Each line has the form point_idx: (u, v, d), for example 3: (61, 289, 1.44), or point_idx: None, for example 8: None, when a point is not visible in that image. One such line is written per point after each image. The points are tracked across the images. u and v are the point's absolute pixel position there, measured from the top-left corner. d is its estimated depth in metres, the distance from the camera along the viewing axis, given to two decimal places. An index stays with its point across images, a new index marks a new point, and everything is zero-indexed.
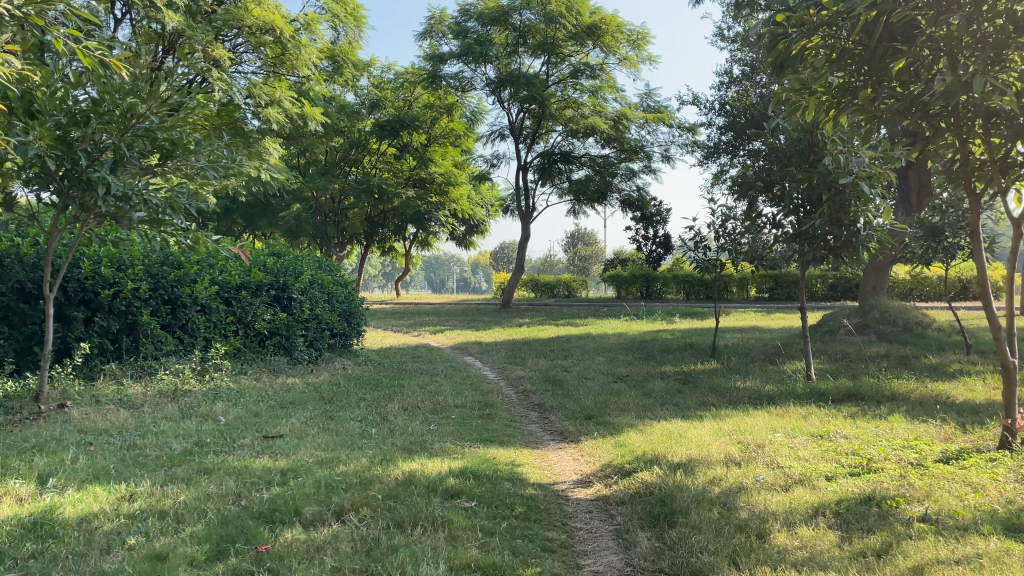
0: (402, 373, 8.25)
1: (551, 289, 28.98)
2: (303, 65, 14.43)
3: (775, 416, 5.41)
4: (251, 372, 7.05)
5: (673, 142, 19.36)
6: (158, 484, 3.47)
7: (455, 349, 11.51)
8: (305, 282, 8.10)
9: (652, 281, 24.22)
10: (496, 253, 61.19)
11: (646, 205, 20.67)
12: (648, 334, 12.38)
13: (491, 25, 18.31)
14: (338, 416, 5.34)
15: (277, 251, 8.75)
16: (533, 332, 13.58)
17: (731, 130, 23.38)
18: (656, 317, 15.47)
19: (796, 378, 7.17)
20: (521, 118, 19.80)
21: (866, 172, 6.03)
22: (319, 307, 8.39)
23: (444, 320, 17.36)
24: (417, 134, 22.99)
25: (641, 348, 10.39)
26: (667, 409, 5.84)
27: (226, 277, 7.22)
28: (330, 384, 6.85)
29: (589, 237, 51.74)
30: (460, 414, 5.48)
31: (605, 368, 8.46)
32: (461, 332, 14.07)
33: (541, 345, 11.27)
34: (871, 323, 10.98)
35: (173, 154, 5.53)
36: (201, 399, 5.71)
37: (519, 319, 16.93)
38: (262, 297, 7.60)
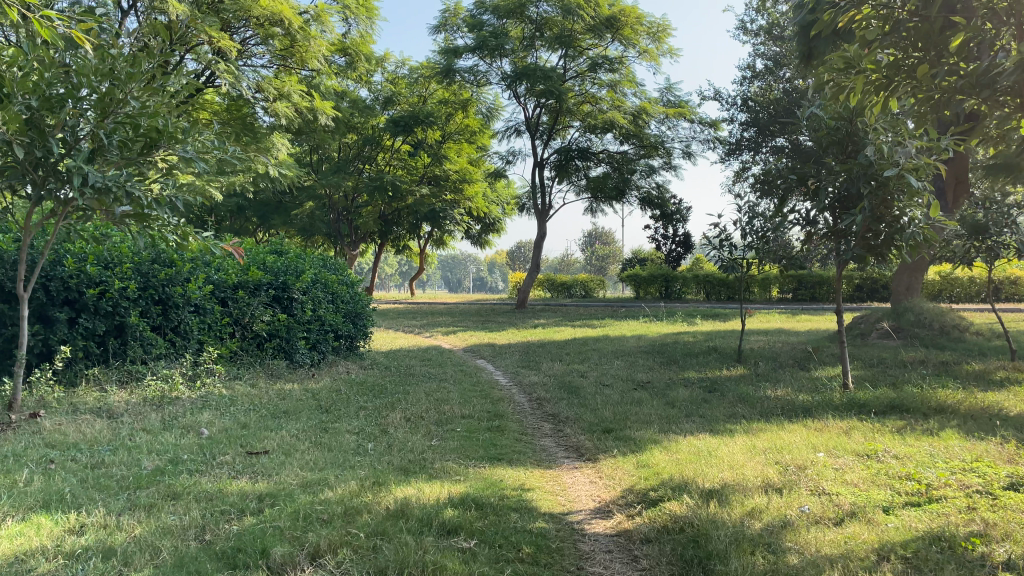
0: (409, 378, 7.80)
1: (568, 289, 28.48)
2: (312, 58, 14.09)
3: (814, 431, 4.91)
4: (246, 378, 6.61)
5: (694, 137, 18.82)
6: (114, 514, 3.02)
7: (467, 352, 11.06)
8: (307, 281, 7.67)
9: (672, 281, 23.67)
10: (513, 253, 60.76)
11: (666, 203, 20.14)
12: (669, 337, 11.87)
13: (506, 18, 17.89)
14: (333, 428, 4.89)
15: (280, 249, 8.33)
16: (549, 333, 13.11)
17: (754, 126, 22.78)
18: (677, 318, 14.94)
19: (832, 387, 6.65)
20: (537, 113, 19.34)
21: (912, 163, 5.51)
22: (323, 307, 7.95)
23: (457, 320, 16.91)
24: (432, 131, 22.54)
25: (661, 351, 9.90)
26: (693, 421, 5.35)
27: (222, 276, 6.81)
28: (331, 391, 6.41)
29: (607, 237, 51.18)
30: (466, 427, 5.01)
31: (625, 374, 7.97)
32: (474, 333, 13.63)
33: (557, 348, 10.79)
34: (906, 326, 10.41)
35: (157, 143, 5.09)
36: (188, 408, 5.29)
37: (535, 319, 16.47)
38: (261, 298, 7.18)
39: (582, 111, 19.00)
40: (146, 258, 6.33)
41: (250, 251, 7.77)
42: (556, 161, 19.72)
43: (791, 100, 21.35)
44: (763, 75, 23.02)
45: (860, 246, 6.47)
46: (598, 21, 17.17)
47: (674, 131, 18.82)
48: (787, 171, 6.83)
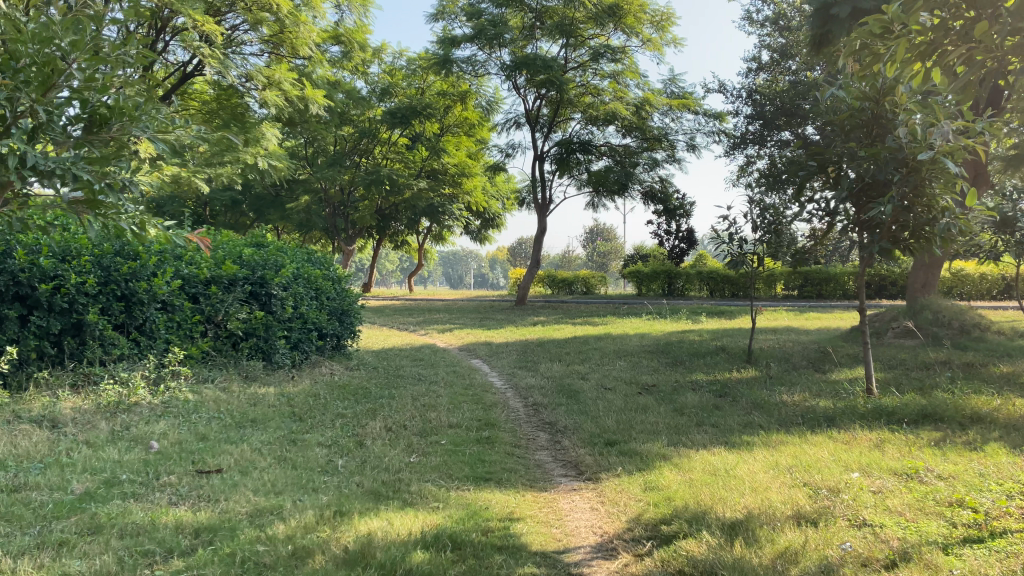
0: (397, 380, 7.26)
1: (569, 286, 27.90)
2: (302, 44, 13.52)
3: (840, 445, 4.38)
4: (217, 382, 6.08)
5: (699, 129, 18.25)
6: (12, 555, 2.49)
7: (462, 351, 10.52)
8: (288, 276, 7.12)
9: (675, 277, 23.11)
10: (514, 249, 60.25)
11: (669, 198, 19.59)
12: (674, 336, 11.32)
13: (505, 7, 17.32)
14: (303, 440, 4.37)
15: (260, 242, 7.81)
16: (548, 332, 12.59)
17: (760, 119, 22.19)
18: (681, 316, 14.38)
19: (854, 392, 6.10)
20: (538, 105, 18.79)
21: (949, 146, 4.96)
22: (305, 304, 7.41)
23: (454, 317, 16.36)
24: (429, 124, 21.93)
25: (667, 351, 9.36)
26: (704, 431, 4.83)
27: (192, 270, 6.28)
28: (308, 396, 5.89)
29: (610, 233, 50.60)
30: (452, 438, 4.49)
31: (628, 376, 7.44)
32: (470, 331, 13.12)
33: (556, 347, 10.24)
34: (924, 325, 9.86)
35: (112, 122, 2.68)
36: (144, 418, 4.76)
37: (534, 317, 15.93)
38: (237, 294, 6.63)
39: (584, 102, 18.42)
40: (107, 251, 5.79)
41: (226, 244, 7.23)
42: (557, 154, 19.18)
43: (798, 92, 20.78)
44: (770, 67, 22.41)
45: (885, 239, 5.94)
46: (601, 9, 16.56)
47: (679, 124, 18.25)
48: (807, 157, 6.28)
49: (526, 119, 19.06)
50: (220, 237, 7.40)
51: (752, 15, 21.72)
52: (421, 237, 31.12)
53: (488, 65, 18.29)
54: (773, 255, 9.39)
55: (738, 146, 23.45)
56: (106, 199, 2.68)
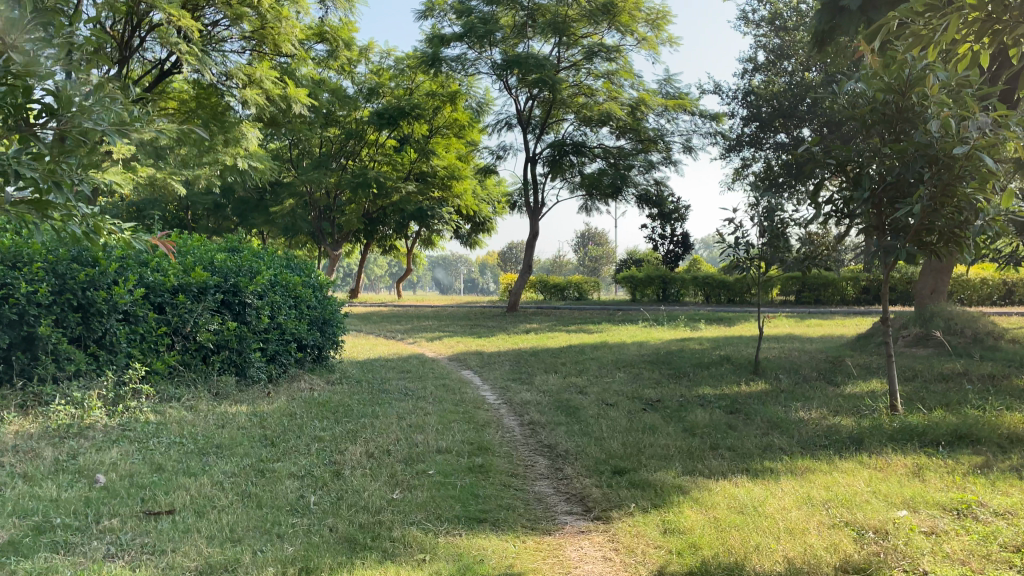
0: (383, 395, 6.73)
1: (561, 291, 27.44)
2: (285, 41, 13.02)
3: (875, 473, 3.91)
4: (184, 401, 5.57)
5: (695, 131, 17.81)
6: None
7: (452, 362, 10.02)
8: (263, 283, 6.63)
9: (669, 282, 22.65)
10: (505, 254, 59.76)
11: (664, 202, 19.16)
12: (673, 345, 10.85)
13: (496, 5, 16.86)
14: (272, 471, 3.87)
15: (235, 247, 7.31)
16: (542, 340, 12.11)
17: (756, 121, 21.84)
18: (678, 322, 13.94)
19: (876, 410, 5.65)
20: (530, 107, 18.37)
21: (988, 140, 4.52)
22: (283, 313, 6.91)
23: (444, 324, 15.88)
24: (418, 125, 21.42)
25: (668, 362, 8.89)
26: (722, 457, 4.35)
27: (158, 277, 5.78)
28: (284, 415, 5.37)
29: (601, 237, 50.18)
30: (441, 467, 4.00)
31: (631, 390, 6.95)
32: (461, 339, 12.63)
33: (550, 357, 9.76)
34: (936, 332, 9.43)
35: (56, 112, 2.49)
36: (96, 444, 4.24)
37: (527, 323, 15.45)
38: (207, 304, 6.14)
39: (577, 103, 17.97)
40: (63, 257, 5.29)
41: (197, 249, 6.73)
42: (549, 156, 18.73)
43: (795, 93, 20.43)
44: (765, 68, 22.06)
45: (910, 243, 5.49)
46: (595, 7, 16.12)
47: (674, 125, 17.79)
48: (823, 154, 5.84)
49: (517, 120, 18.63)
50: (192, 241, 6.90)
51: (747, 15, 21.36)
52: (410, 241, 30.57)
53: (478, 64, 17.84)
54: (777, 260, 8.92)
55: (733, 149, 23.07)
56: (51, 198, 2.55)
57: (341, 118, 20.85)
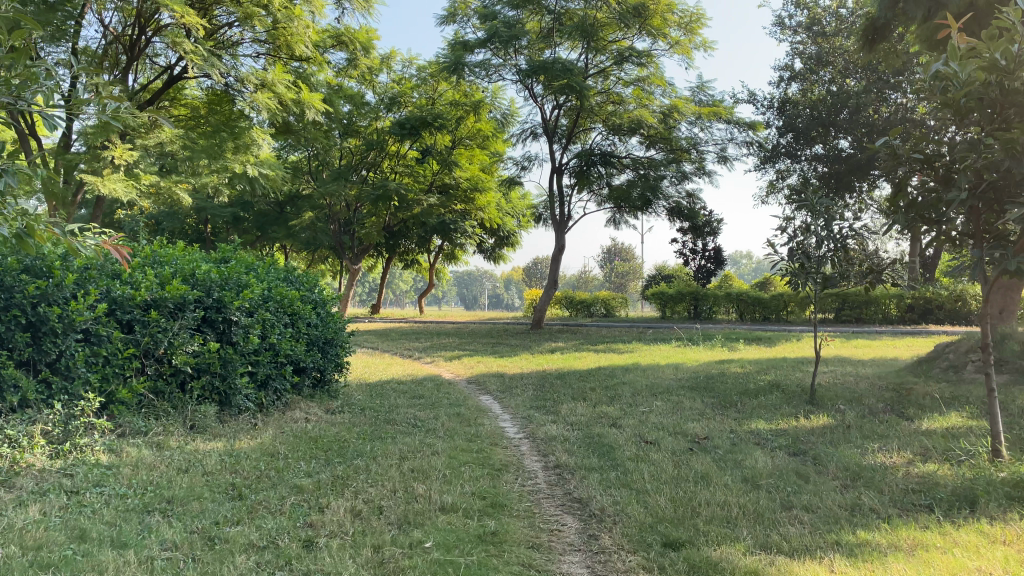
0: (386, 427, 5.86)
1: (587, 308, 26.50)
2: (298, 42, 12.22)
3: (1009, 555, 2.98)
4: (151, 437, 4.73)
5: (731, 140, 16.82)
6: None
7: (470, 386, 9.13)
8: (253, 298, 5.81)
9: (701, 299, 21.60)
10: (529, 269, 59.01)
11: (697, 215, 18.21)
12: (713, 368, 9.88)
13: (521, 9, 16.14)
14: (227, 540, 3.02)
15: (226, 259, 6.52)
16: (568, 360, 11.23)
17: (792, 131, 20.87)
18: (715, 342, 12.96)
19: (975, 455, 4.69)
20: (556, 116, 17.60)
21: None
22: (277, 332, 6.08)
23: (465, 342, 15.02)
24: (440, 135, 20.64)
25: (711, 389, 7.96)
26: (802, 523, 3.44)
27: (127, 291, 4.97)
28: (263, 456, 4.52)
29: (628, 253, 49.19)
30: (445, 538, 3.12)
31: (674, 425, 6.01)
32: (481, 359, 11.78)
33: (578, 382, 8.86)
34: (1012, 358, 8.40)
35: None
36: (16, 498, 3.41)
37: (552, 342, 14.57)
38: (186, 322, 5.31)
39: (605, 111, 17.11)
40: (12, 266, 4.50)
41: (179, 260, 5.93)
42: (576, 167, 17.91)
43: (835, 101, 19.46)
44: (802, 77, 21.14)
45: (1021, 253, 4.51)
46: (625, 9, 15.24)
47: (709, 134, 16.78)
48: (906, 147, 4.94)
49: (543, 130, 17.85)
50: (174, 252, 6.11)
51: (783, 21, 20.51)
52: (432, 255, 29.78)
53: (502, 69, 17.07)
54: (838, 276, 7.86)
55: (769, 160, 22.07)
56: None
57: (361, 128, 20.19)
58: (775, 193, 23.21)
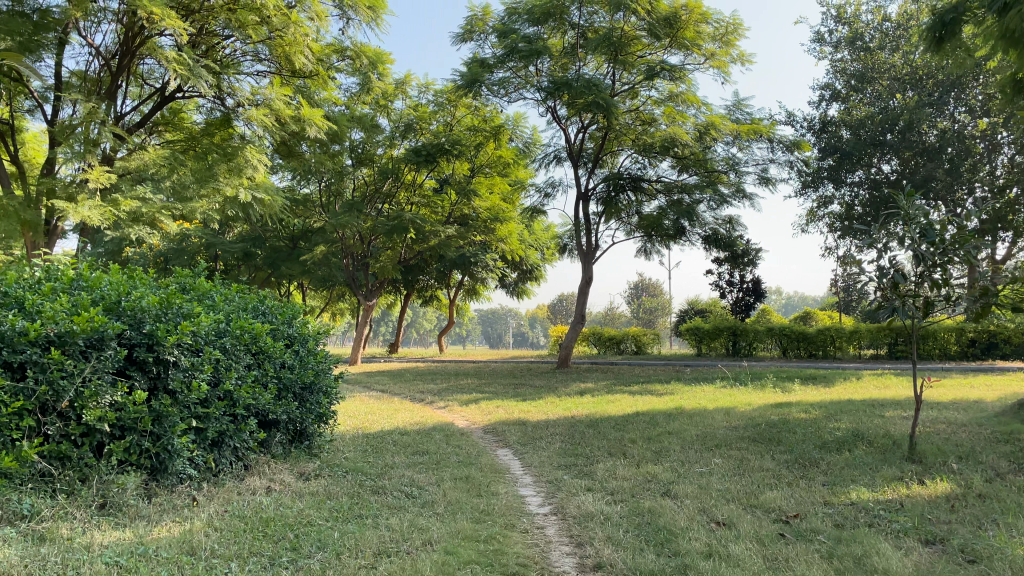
0: (367, 500, 4.49)
1: (617, 345, 25.01)
2: (297, 54, 11.07)
3: None
4: (32, 526, 3.43)
5: (773, 159, 15.41)
6: None
7: (486, 437, 7.73)
8: (199, 331, 4.51)
9: (740, 335, 19.98)
10: (554, 306, 57.64)
11: (736, 243, 16.81)
12: (772, 414, 8.40)
13: (542, 24, 15.05)
14: None
15: (177, 284, 5.25)
16: (601, 404, 9.81)
17: (834, 153, 19.44)
18: (766, 382, 11.47)
19: None
20: (581, 139, 16.47)
21: None
22: (233, 375, 4.77)
23: (485, 383, 13.63)
24: (459, 163, 19.46)
25: (780, 442, 6.54)
26: None
27: (15, 323, 3.68)
28: (179, 557, 3.18)
29: (655, 287, 47.70)
30: None
31: (749, 496, 4.59)
32: (501, 403, 10.41)
33: (616, 431, 7.46)
34: None
35: None
36: None
37: (582, 382, 13.17)
38: (103, 364, 4.00)
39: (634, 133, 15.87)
40: None
41: (109, 284, 4.67)
42: (603, 193, 16.65)
43: (883, 119, 18.01)
44: (843, 96, 19.83)
45: None
46: (655, 19, 14.08)
47: (749, 154, 15.39)
48: None
49: (568, 154, 16.69)
50: (108, 276, 4.85)
51: (822, 37, 19.26)
52: (452, 291, 28.53)
53: (523, 88, 15.99)
54: (942, 302, 6.23)
55: (810, 185, 20.63)
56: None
57: (376, 157, 19.10)
58: (815, 220, 21.76)
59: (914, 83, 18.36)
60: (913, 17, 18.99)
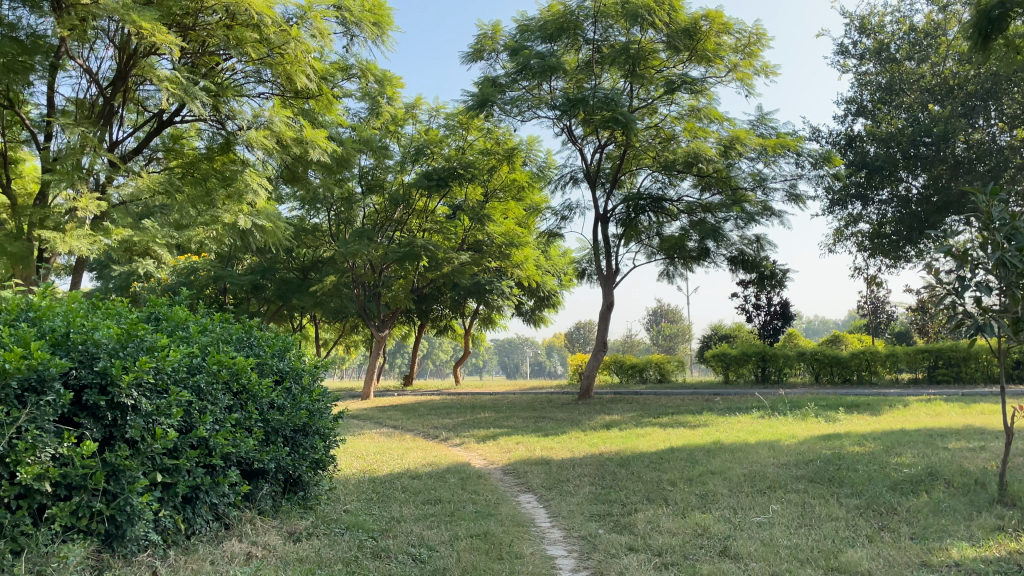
0: (366, 568, 3.75)
1: (639, 373, 24.16)
2: (299, 73, 10.42)
3: None
4: None
5: (801, 175, 14.67)
6: None
7: (507, 479, 6.96)
8: (166, 369, 3.77)
9: (769, 361, 19.08)
10: (571, 334, 56.78)
11: (764, 264, 16.04)
12: (823, 448, 7.57)
13: (556, 41, 14.49)
14: None
15: (147, 314, 4.51)
16: (631, 439, 9.00)
17: (863, 168, 18.68)
18: (807, 411, 10.63)
19: None
20: (598, 160, 15.82)
21: None
22: (210, 418, 4.02)
23: (504, 417, 12.84)
24: (472, 187, 18.86)
25: (841, 482, 5.74)
26: None
27: None
28: None
29: (675, 313, 46.81)
30: None
31: (827, 557, 3.80)
32: (522, 439, 9.62)
33: (652, 470, 6.67)
34: None
35: None
36: None
37: (607, 414, 12.36)
38: (43, 411, 3.25)
39: (655, 152, 15.21)
40: None
41: (63, 313, 3.93)
42: (623, 215, 15.96)
43: (914, 132, 17.24)
44: (869, 111, 19.14)
45: None
46: (674, 30, 13.48)
47: (776, 169, 14.67)
48: None
49: (586, 176, 16.04)
50: (64, 304, 4.12)
51: (846, 50, 18.64)
52: (467, 320, 27.82)
53: (536, 107, 15.39)
54: None
55: (837, 203, 19.85)
56: None
57: (387, 183, 18.54)
58: (842, 240, 20.96)
59: (944, 94, 17.63)
60: (939, 26, 18.34)
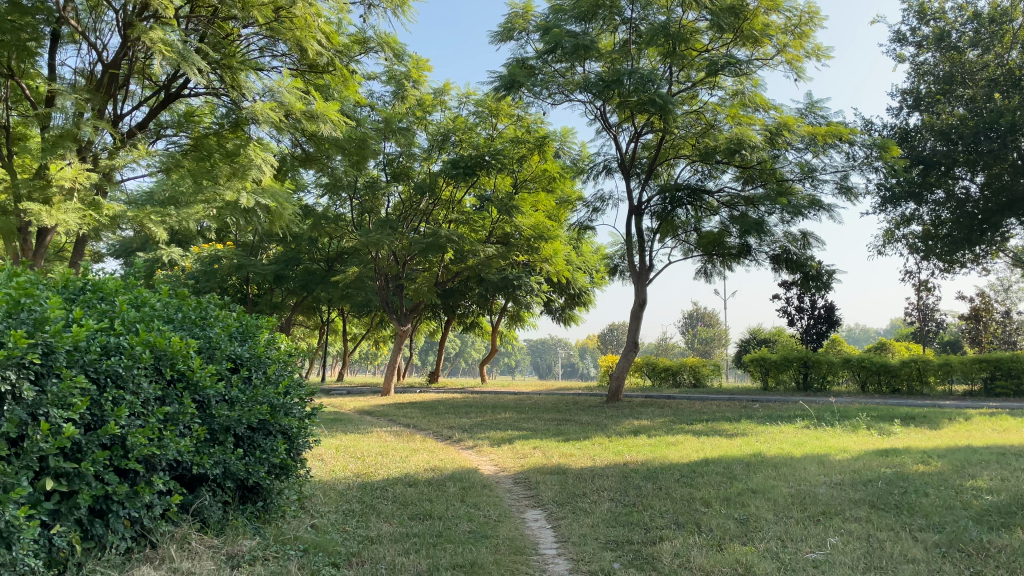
0: None
1: (672, 376, 23.13)
2: (310, 40, 9.74)
3: None
4: None
5: (853, 166, 13.59)
6: None
7: (516, 491, 6.09)
8: (62, 346, 2.94)
9: (812, 367, 17.91)
10: (603, 336, 55.66)
11: (809, 263, 14.96)
12: (882, 466, 6.56)
13: (591, 20, 13.58)
14: None
15: (65, 284, 3.72)
16: (660, 448, 8.05)
17: (918, 163, 17.47)
18: (858, 422, 9.58)
19: None
20: (634, 148, 14.89)
21: None
22: (125, 412, 3.20)
23: (524, 418, 11.99)
24: (500, 177, 18.04)
25: (912, 511, 4.77)
26: None
27: None
28: None
29: (711, 317, 45.49)
30: None
31: None
32: (540, 444, 8.74)
33: (682, 486, 5.76)
34: None
35: None
36: None
37: (637, 419, 11.43)
38: None
39: (695, 140, 14.26)
40: None
41: None
42: (659, 207, 15.02)
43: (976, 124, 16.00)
44: (927, 102, 17.88)
45: None
46: (719, 9, 12.31)
47: (825, 160, 13.61)
48: None
49: (621, 166, 15.13)
50: None
51: (904, 37, 17.43)
52: (495, 318, 27.01)
53: (568, 90, 14.48)
54: None
55: (888, 202, 18.64)
56: None
57: (413, 171, 17.79)
58: (892, 241, 19.73)
59: (1010, 85, 16.34)
60: (1007, 13, 16.91)
